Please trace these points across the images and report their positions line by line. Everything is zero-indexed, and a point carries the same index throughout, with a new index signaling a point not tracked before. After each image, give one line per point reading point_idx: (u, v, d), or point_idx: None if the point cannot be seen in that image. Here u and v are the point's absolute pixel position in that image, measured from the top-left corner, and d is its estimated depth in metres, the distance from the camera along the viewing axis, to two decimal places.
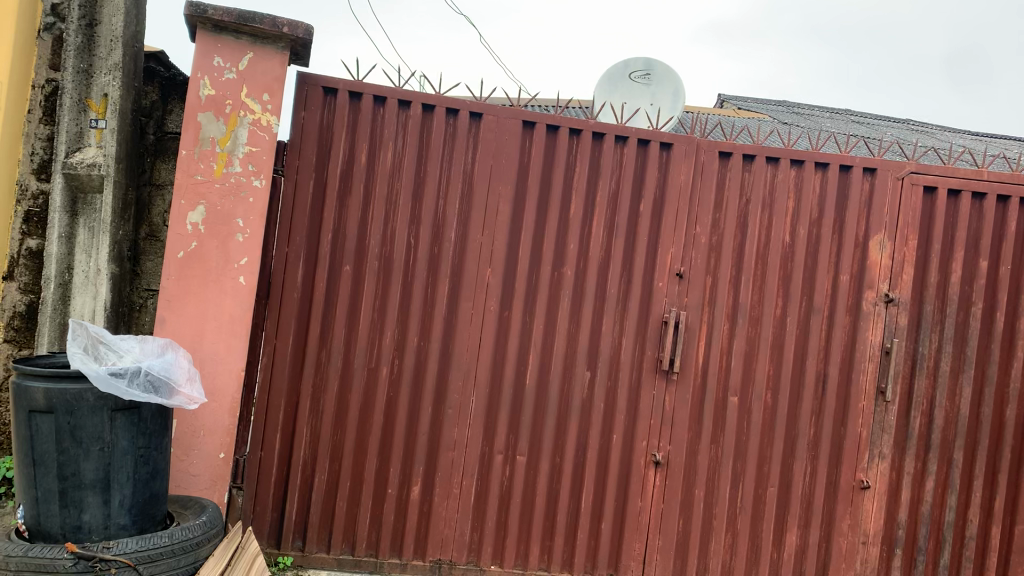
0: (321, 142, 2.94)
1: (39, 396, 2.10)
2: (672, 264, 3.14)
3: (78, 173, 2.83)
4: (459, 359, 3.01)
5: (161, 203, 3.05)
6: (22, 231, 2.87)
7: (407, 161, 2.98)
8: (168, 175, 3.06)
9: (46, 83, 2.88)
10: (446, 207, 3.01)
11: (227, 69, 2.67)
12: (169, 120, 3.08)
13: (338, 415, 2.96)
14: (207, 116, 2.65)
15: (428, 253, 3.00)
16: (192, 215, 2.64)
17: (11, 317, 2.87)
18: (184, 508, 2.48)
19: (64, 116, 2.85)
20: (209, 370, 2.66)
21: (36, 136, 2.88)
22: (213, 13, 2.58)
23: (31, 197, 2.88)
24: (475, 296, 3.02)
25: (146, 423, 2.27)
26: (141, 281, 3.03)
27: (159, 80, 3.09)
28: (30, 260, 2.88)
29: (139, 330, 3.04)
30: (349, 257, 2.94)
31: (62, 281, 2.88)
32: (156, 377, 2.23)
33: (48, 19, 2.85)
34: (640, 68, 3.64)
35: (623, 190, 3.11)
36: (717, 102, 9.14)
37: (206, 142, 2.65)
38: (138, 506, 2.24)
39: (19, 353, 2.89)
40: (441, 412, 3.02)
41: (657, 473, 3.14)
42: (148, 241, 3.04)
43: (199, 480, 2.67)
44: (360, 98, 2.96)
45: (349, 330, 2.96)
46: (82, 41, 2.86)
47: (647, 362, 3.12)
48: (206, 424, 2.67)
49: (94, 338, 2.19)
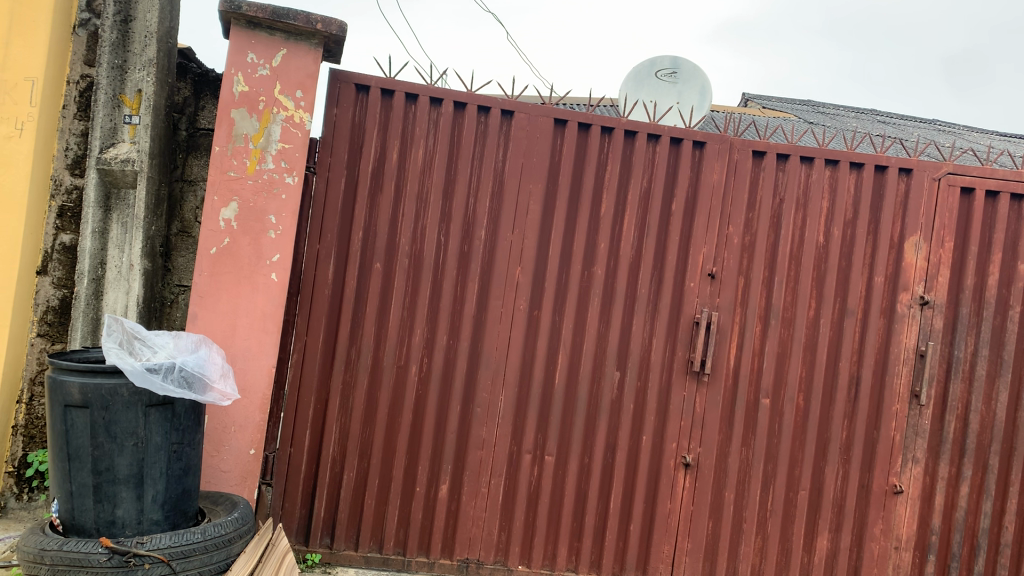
0: (353, 139, 2.94)
1: (74, 390, 2.11)
2: (704, 264, 3.11)
3: (111, 168, 2.84)
4: (489, 358, 3.00)
5: (193, 199, 3.06)
6: (56, 226, 2.89)
7: (438, 159, 2.97)
8: (200, 171, 3.06)
9: (81, 79, 2.92)
10: (477, 205, 3.00)
11: (261, 65, 2.67)
12: (202, 116, 3.09)
13: (367, 413, 2.96)
14: (240, 112, 2.66)
15: (458, 251, 2.99)
16: (226, 211, 2.65)
17: (44, 311, 2.89)
18: (216, 504, 2.48)
19: (99, 111, 2.85)
20: (241, 366, 2.67)
21: (70, 132, 2.91)
22: (247, 10, 2.58)
23: (65, 192, 2.90)
24: (505, 294, 3.01)
25: (180, 419, 2.27)
26: (172, 277, 3.04)
27: (192, 76, 3.10)
28: (64, 255, 2.90)
29: (171, 326, 3.04)
30: (380, 254, 2.93)
31: (96, 276, 2.89)
32: (190, 372, 2.24)
33: (84, 16, 2.89)
34: (669, 66, 3.62)
35: (655, 189, 3.08)
36: (741, 101, 9.07)
37: (239, 138, 2.66)
38: (171, 502, 2.24)
39: (52, 347, 2.90)
40: (470, 411, 3.01)
41: (687, 475, 3.11)
42: (181, 237, 3.05)
43: (229, 476, 2.67)
44: (392, 95, 2.96)
45: (379, 327, 2.96)
46: (118, 37, 2.87)
47: (678, 363, 3.10)
48: (237, 421, 2.67)
49: (129, 334, 2.21)
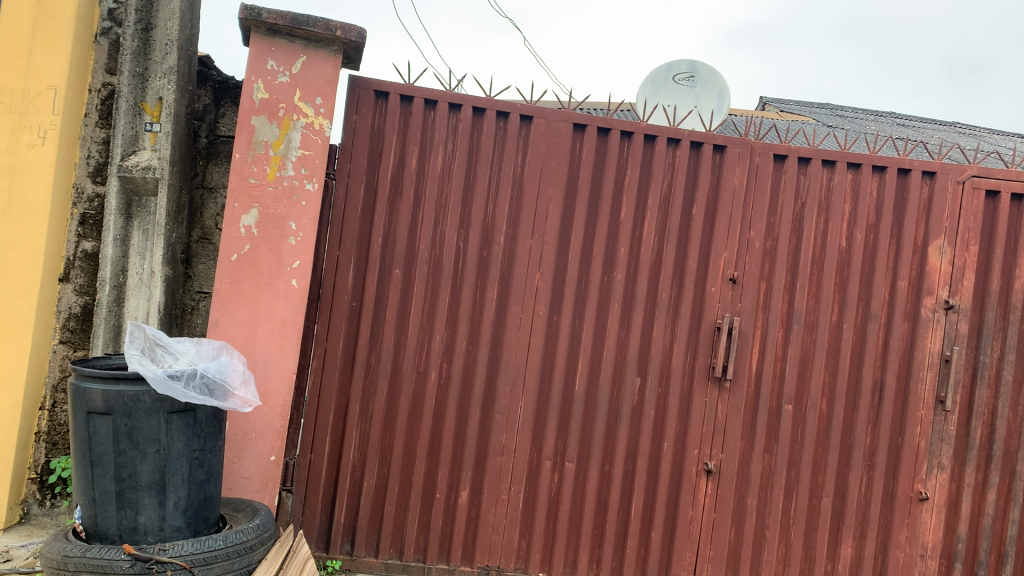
0: (373, 145, 2.94)
1: (97, 397, 2.11)
2: (725, 269, 3.08)
3: (133, 175, 2.85)
4: (508, 364, 2.99)
5: (214, 206, 3.07)
6: (78, 233, 2.91)
7: (457, 165, 2.97)
8: (221, 178, 3.08)
9: (102, 87, 2.94)
10: (496, 210, 2.99)
11: (280, 72, 2.68)
12: (222, 123, 3.10)
13: (387, 419, 2.95)
14: (260, 119, 2.66)
15: (477, 257, 2.98)
16: (246, 218, 2.65)
17: (66, 318, 2.90)
18: (237, 511, 2.48)
19: (121, 119, 2.87)
20: (262, 373, 2.67)
21: (92, 139, 2.93)
22: (267, 17, 2.59)
23: (87, 200, 2.93)
24: (524, 300, 3.00)
25: (202, 425, 2.27)
26: (193, 284, 3.05)
27: (212, 84, 3.11)
28: (86, 262, 2.92)
29: (191, 332, 3.05)
30: (399, 260, 2.93)
31: (117, 283, 2.90)
32: (212, 379, 2.24)
33: (105, 24, 2.92)
34: (686, 70, 3.61)
35: (676, 194, 3.06)
36: (760, 105, 9.02)
37: (260, 145, 2.66)
38: (193, 509, 2.24)
39: (75, 354, 2.91)
40: (490, 417, 3.00)
41: (709, 481, 3.08)
42: (201, 243, 3.06)
43: (250, 482, 2.67)
44: (411, 101, 2.96)
45: (399, 333, 2.95)
46: (139, 45, 2.89)
47: (700, 368, 3.07)
48: (258, 427, 2.67)
49: (151, 341, 2.21)
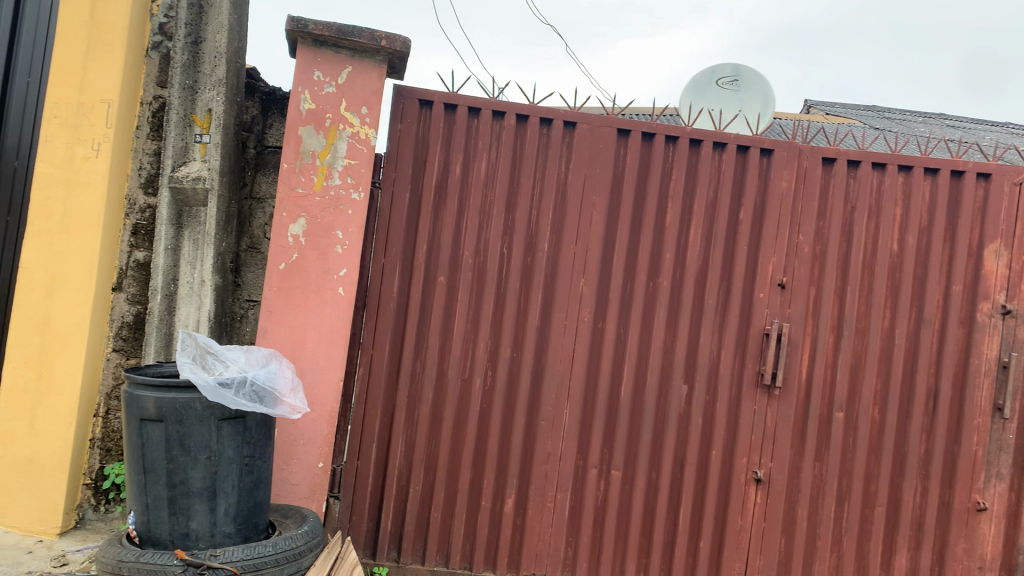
0: (417, 153, 2.95)
1: (150, 404, 2.15)
2: (774, 274, 3.04)
3: (183, 186, 2.89)
4: (553, 371, 2.97)
5: (262, 215, 3.11)
6: (130, 243, 2.96)
7: (501, 171, 2.97)
8: (269, 188, 3.11)
9: (154, 100, 3.00)
10: (540, 216, 2.98)
11: (327, 82, 2.70)
12: (270, 134, 3.15)
13: (433, 426, 2.96)
14: (307, 130, 2.69)
15: (521, 264, 2.97)
16: (294, 227, 2.68)
17: (119, 327, 2.95)
18: (286, 517, 2.50)
19: (171, 131, 2.92)
20: (309, 380, 2.69)
21: (144, 151, 2.99)
22: (313, 28, 2.62)
23: (139, 211, 2.98)
24: (569, 307, 2.98)
25: (252, 432, 2.29)
26: (243, 292, 3.09)
27: (260, 95, 3.16)
28: (138, 272, 2.98)
29: (241, 340, 3.08)
30: (443, 268, 2.94)
31: (169, 292, 2.94)
32: (261, 386, 2.26)
33: (156, 38, 2.98)
34: (729, 75, 3.57)
35: (723, 198, 3.03)
36: (805, 108, 8.90)
37: (307, 155, 2.69)
38: (243, 515, 2.27)
39: (128, 362, 2.96)
40: (535, 425, 2.98)
41: (758, 490, 3.04)
42: (250, 252, 3.10)
43: (298, 489, 2.70)
44: (455, 109, 2.97)
45: (443, 340, 2.96)
46: (189, 58, 2.93)
47: (748, 375, 3.03)
48: (306, 433, 2.69)
49: (202, 349, 2.24)
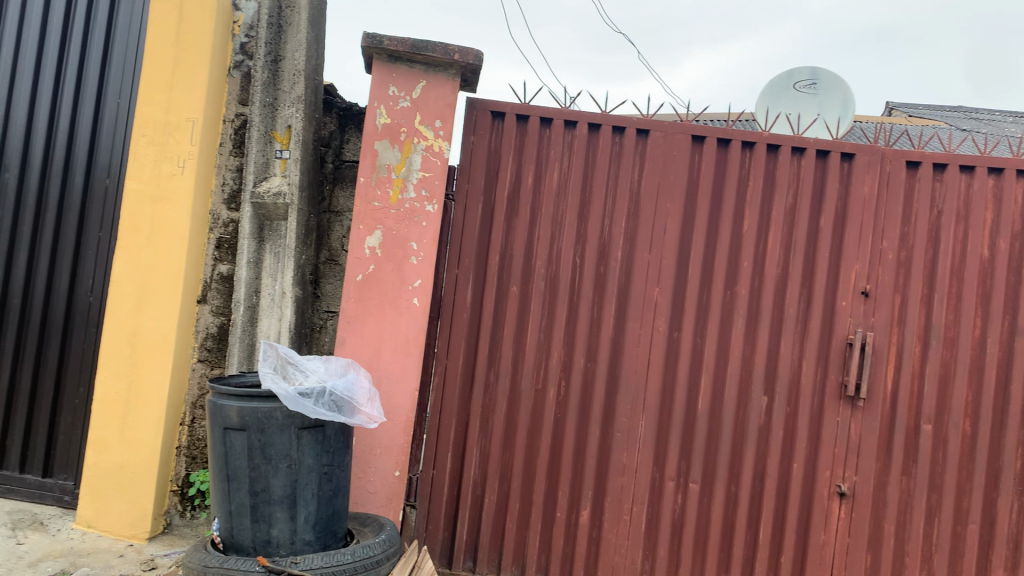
0: (490, 165, 2.97)
1: (233, 414, 2.21)
2: (856, 282, 2.95)
3: (264, 202, 2.97)
4: (628, 382, 2.95)
5: (340, 228, 3.17)
6: (214, 257, 3.05)
7: (574, 181, 2.96)
8: (346, 202, 3.17)
9: (236, 117, 3.09)
10: (613, 225, 2.96)
11: (402, 97, 2.75)
12: (347, 148, 3.21)
13: (507, 436, 2.95)
14: (383, 144, 2.74)
15: (595, 273, 2.96)
16: (371, 239, 2.73)
17: (204, 338, 3.04)
18: (364, 525, 2.54)
19: (253, 147, 3.00)
20: (385, 390, 2.72)
21: (227, 168, 3.08)
22: (388, 44, 2.66)
23: (222, 225, 3.07)
24: (644, 317, 2.95)
25: (331, 441, 2.33)
26: (321, 303, 3.15)
27: (337, 111, 3.22)
28: (222, 284, 3.06)
29: (320, 350, 3.15)
30: (516, 278, 2.94)
31: (251, 304, 3.04)
32: (340, 396, 2.30)
33: (238, 57, 3.07)
34: (806, 77, 3.49)
35: (802, 205, 2.96)
36: (886, 109, 8.65)
37: (382, 169, 2.74)
38: (322, 523, 2.30)
39: (212, 372, 3.05)
40: (610, 436, 2.96)
41: (842, 505, 2.95)
42: (329, 264, 3.16)
43: (376, 497, 2.73)
44: (527, 120, 2.97)
45: (517, 350, 2.96)
46: (269, 76, 3.01)
47: (831, 386, 2.95)
48: (382, 442, 2.73)
49: (283, 359, 2.29)
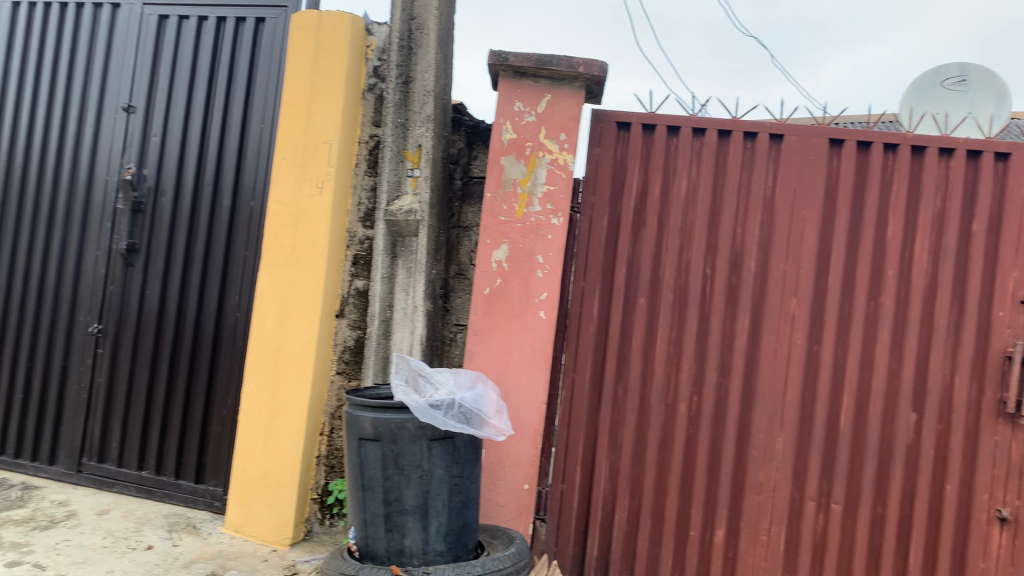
0: (616, 176, 2.95)
1: (368, 425, 2.28)
2: (1015, 291, 2.75)
3: (398, 219, 3.06)
4: (764, 397, 2.84)
5: (468, 243, 3.22)
6: (351, 273, 3.17)
7: (703, 190, 2.89)
8: (474, 217, 3.23)
9: (370, 138, 3.21)
10: (746, 234, 2.87)
11: (527, 111, 2.77)
12: (475, 165, 3.26)
13: (638, 451, 2.90)
14: (509, 159, 2.78)
15: (727, 285, 2.88)
16: (497, 253, 2.76)
17: (342, 350, 3.16)
18: (494, 538, 2.55)
19: (386, 167, 3.09)
20: (514, 403, 2.74)
21: (362, 187, 3.20)
22: (513, 60, 2.70)
23: (358, 242, 3.19)
24: (780, 329, 2.85)
25: (460, 452, 2.35)
26: (451, 317, 3.21)
27: (465, 128, 3.28)
28: (358, 299, 3.18)
29: (450, 363, 3.20)
30: (644, 290, 2.90)
31: (385, 318, 3.13)
32: (469, 409, 2.33)
33: (371, 81, 3.21)
34: (955, 75, 3.27)
35: (952, 209, 2.79)
36: None
37: (508, 183, 2.77)
38: (453, 534, 2.33)
39: (349, 383, 3.16)
40: (745, 453, 2.86)
41: (1003, 531, 2.75)
42: (457, 279, 3.22)
43: (505, 510, 2.75)
44: (653, 129, 2.93)
45: (647, 364, 2.91)
46: (400, 98, 3.10)
47: (988, 403, 2.75)
48: (512, 455, 2.74)
49: (414, 371, 2.34)
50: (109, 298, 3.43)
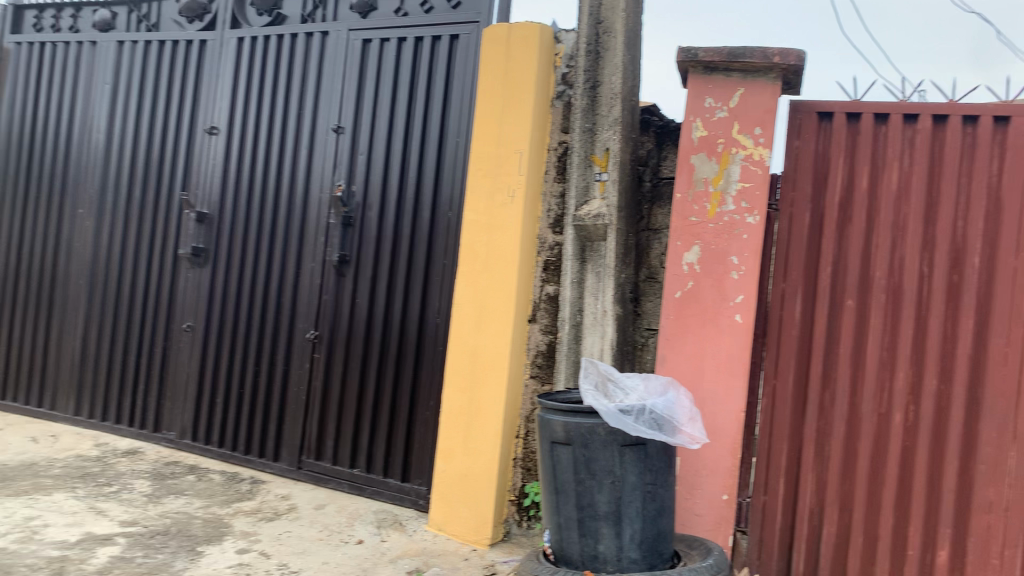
0: (818, 170, 2.80)
1: (560, 428, 2.30)
2: None
3: (586, 223, 3.04)
4: (993, 407, 2.58)
5: (659, 246, 3.17)
6: (542, 278, 3.20)
7: (917, 182, 2.67)
8: (665, 219, 3.17)
9: (558, 145, 3.22)
10: (968, 228, 2.63)
11: (719, 107, 2.69)
12: (665, 166, 3.20)
13: (847, 463, 2.72)
14: (701, 157, 2.71)
15: (946, 284, 2.64)
16: (689, 255, 2.70)
17: (535, 355, 3.19)
18: (692, 548, 2.48)
19: (574, 172, 3.11)
20: (710, 410, 2.66)
21: (551, 194, 3.22)
22: (703, 55, 2.64)
23: (549, 248, 3.21)
24: (1011, 330, 2.58)
25: (653, 459, 2.30)
26: (643, 321, 3.17)
27: (654, 129, 3.23)
28: (549, 304, 3.19)
29: (643, 368, 3.16)
30: (851, 290, 2.72)
31: (575, 322, 3.13)
32: (660, 415, 2.28)
33: (560, 88, 3.23)
34: None
35: None
36: None
37: (700, 182, 2.71)
38: (648, 543, 2.29)
39: (542, 388, 3.19)
40: (972, 468, 2.61)
41: None
42: (649, 282, 3.17)
43: (703, 521, 2.66)
44: (859, 118, 2.75)
45: (855, 369, 2.72)
46: (588, 102, 3.11)
47: None
48: (708, 464, 2.66)
49: (604, 377, 2.36)
50: (323, 307, 3.67)
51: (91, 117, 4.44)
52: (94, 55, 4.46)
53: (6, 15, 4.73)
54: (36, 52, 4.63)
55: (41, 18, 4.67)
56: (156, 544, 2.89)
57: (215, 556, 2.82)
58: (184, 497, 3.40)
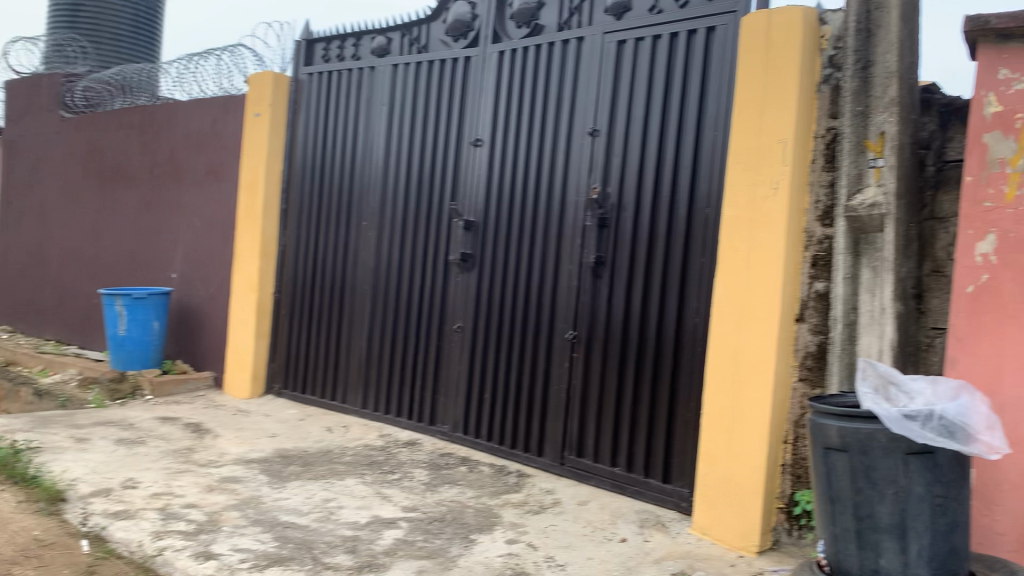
0: None
1: (834, 434, 2.17)
2: None
3: (859, 214, 2.85)
4: None
5: (945, 237, 2.88)
6: (810, 274, 3.04)
7: None
8: (951, 206, 2.88)
9: (827, 132, 3.03)
10: None
11: (1015, 79, 2.46)
12: (951, 147, 2.90)
13: None
14: (995, 136, 2.49)
15: None
16: (983, 244, 2.50)
17: (804, 355, 3.03)
18: (992, 569, 2.23)
19: (846, 160, 2.91)
20: (1012, 419, 2.43)
21: (819, 185, 3.03)
22: (995, 22, 2.43)
23: (817, 242, 3.03)
24: None
25: (943, 470, 2.11)
26: (927, 319, 2.91)
27: (938, 107, 2.94)
28: (819, 302, 3.02)
29: (928, 370, 2.90)
30: None
31: (849, 321, 2.94)
32: (952, 421, 2.07)
33: (827, 71, 3.03)
34: None
35: None
36: None
37: (996, 163, 2.49)
38: (939, 560, 2.13)
39: (813, 391, 3.02)
40: None
41: None
42: (935, 277, 2.89)
43: (1006, 540, 2.46)
44: None
45: None
46: (859, 83, 2.86)
47: None
48: (1011, 477, 2.44)
49: (885, 379, 2.28)
50: (582, 308, 3.73)
51: (371, 136, 4.85)
52: (374, 79, 4.85)
53: (299, 50, 5.28)
54: (325, 81, 5.13)
55: (329, 50, 5.16)
56: (434, 529, 3.09)
57: (487, 544, 2.96)
58: (457, 487, 3.60)
